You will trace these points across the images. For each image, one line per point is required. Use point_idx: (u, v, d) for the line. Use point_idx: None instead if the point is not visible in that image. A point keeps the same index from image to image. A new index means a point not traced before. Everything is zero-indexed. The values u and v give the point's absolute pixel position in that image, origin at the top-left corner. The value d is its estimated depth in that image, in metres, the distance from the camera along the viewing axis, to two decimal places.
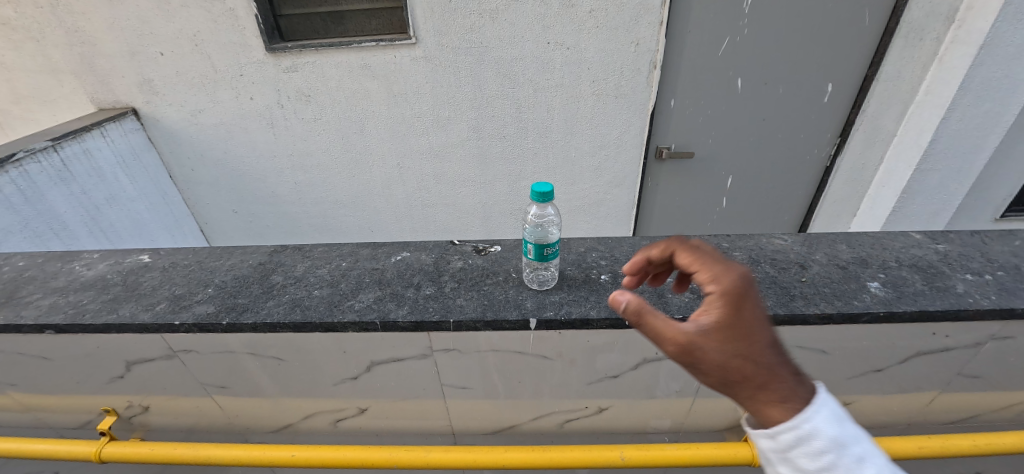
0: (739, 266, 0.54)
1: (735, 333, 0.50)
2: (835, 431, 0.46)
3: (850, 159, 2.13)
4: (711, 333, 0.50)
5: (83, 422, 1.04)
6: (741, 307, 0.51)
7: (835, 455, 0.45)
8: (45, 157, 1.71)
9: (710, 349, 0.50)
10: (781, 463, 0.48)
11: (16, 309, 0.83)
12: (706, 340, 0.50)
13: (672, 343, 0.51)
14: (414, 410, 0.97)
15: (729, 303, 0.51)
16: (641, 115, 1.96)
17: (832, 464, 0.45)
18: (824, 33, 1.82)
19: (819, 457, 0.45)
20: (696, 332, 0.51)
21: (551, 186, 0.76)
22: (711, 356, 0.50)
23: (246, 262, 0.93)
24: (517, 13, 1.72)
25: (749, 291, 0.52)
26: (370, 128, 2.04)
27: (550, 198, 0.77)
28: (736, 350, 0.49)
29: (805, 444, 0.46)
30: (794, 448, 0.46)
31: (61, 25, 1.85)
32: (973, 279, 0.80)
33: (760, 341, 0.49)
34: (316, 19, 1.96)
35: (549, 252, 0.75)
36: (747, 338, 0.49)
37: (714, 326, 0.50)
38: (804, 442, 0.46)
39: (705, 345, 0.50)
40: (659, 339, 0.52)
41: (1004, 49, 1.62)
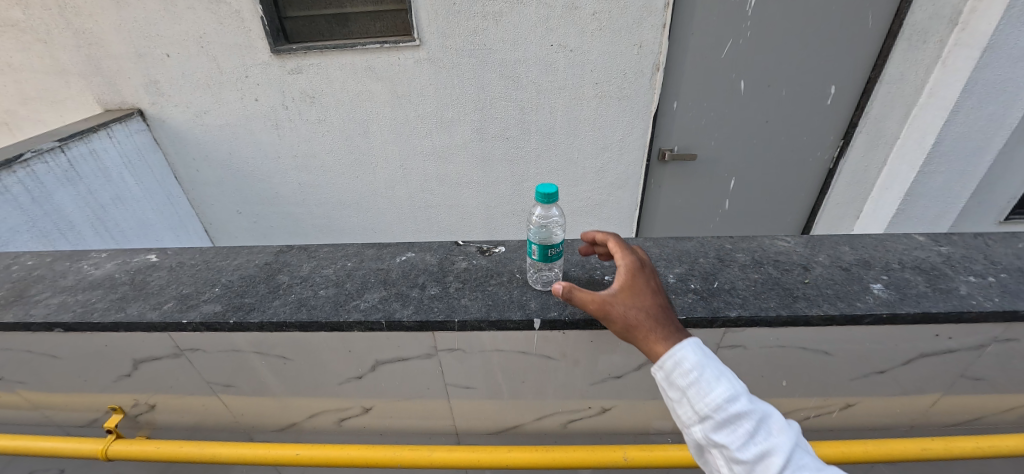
0: (637, 250, 0.72)
1: (635, 293, 0.66)
2: (699, 354, 0.58)
3: (853, 161, 2.13)
4: (620, 294, 0.66)
5: (90, 420, 1.05)
6: (640, 276, 0.68)
7: (699, 373, 0.57)
8: (53, 157, 1.73)
9: (620, 305, 0.65)
10: (664, 387, 0.60)
11: (25, 307, 0.84)
12: (617, 299, 0.65)
13: (596, 307, 0.66)
14: (417, 410, 0.97)
15: (630, 274, 0.68)
16: (644, 117, 1.97)
17: (697, 378, 0.57)
18: (826, 35, 1.83)
19: (688, 376, 0.57)
20: (610, 295, 0.66)
21: (556, 188, 0.77)
22: (623, 310, 0.65)
23: (252, 262, 0.94)
24: (520, 15, 1.73)
25: (644, 263, 0.69)
26: (374, 129, 2.05)
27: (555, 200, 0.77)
28: (635, 305, 0.64)
29: (679, 367, 0.58)
30: (672, 372, 0.58)
31: (69, 27, 1.87)
32: (977, 281, 0.80)
33: (653, 297, 0.65)
34: (321, 21, 1.97)
35: (553, 252, 0.75)
36: (644, 296, 0.65)
37: (620, 289, 0.66)
38: (678, 366, 0.58)
39: (617, 304, 0.65)
40: (589, 306, 0.67)
41: (1008, 51, 1.62)
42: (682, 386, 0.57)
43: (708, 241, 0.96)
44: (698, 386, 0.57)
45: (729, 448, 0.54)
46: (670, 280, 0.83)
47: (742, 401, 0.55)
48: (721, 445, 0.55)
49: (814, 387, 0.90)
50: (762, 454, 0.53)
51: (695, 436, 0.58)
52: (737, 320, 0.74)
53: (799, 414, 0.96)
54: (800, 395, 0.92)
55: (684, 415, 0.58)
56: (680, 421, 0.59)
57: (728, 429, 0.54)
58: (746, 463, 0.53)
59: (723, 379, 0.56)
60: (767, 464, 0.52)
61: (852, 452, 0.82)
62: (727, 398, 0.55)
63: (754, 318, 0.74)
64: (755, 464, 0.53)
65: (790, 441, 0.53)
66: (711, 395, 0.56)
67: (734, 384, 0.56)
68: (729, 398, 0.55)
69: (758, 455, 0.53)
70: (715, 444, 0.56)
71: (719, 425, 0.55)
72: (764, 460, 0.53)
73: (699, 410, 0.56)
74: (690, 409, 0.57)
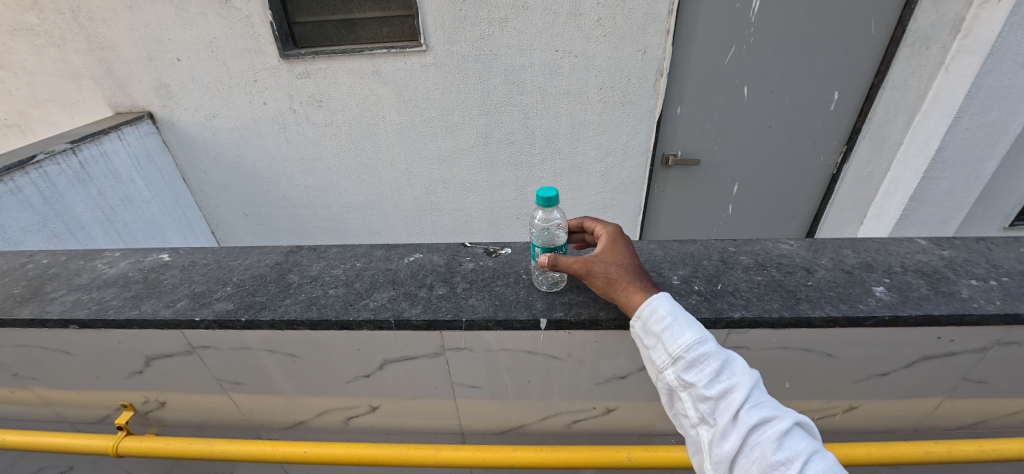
0: (610, 224, 0.81)
1: (613, 256, 0.73)
2: (672, 304, 0.65)
3: (856, 167, 2.14)
4: (597, 255, 0.72)
5: (102, 416, 1.06)
6: (614, 242, 0.76)
7: (671, 319, 0.63)
8: (65, 159, 1.76)
9: (598, 264, 0.71)
10: (641, 335, 0.65)
11: (41, 304, 0.86)
12: (596, 259, 0.72)
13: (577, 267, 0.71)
14: (424, 409, 0.98)
15: (605, 241, 0.76)
16: (648, 123, 1.99)
17: (670, 325, 0.63)
18: (829, 42, 1.84)
19: (662, 322, 0.63)
20: (589, 256, 0.72)
21: (555, 190, 0.77)
22: (602, 267, 0.71)
23: (263, 262, 0.96)
24: (525, 21, 1.76)
25: (617, 233, 0.78)
26: (381, 133, 2.08)
27: (555, 201, 0.78)
28: (615, 263, 0.71)
29: (654, 315, 0.64)
30: (648, 321, 0.64)
31: (83, 31, 1.91)
32: (978, 285, 0.81)
33: (627, 259, 0.73)
34: (329, 27, 2.00)
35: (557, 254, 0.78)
36: (621, 258, 0.73)
37: (599, 252, 0.73)
38: (653, 314, 0.64)
39: (595, 262, 0.71)
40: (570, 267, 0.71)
41: (1011, 58, 1.63)
42: (657, 331, 0.63)
43: (711, 243, 0.97)
44: (671, 331, 0.63)
45: (697, 386, 0.59)
46: (674, 282, 0.84)
47: (710, 345, 0.61)
48: (690, 383, 0.60)
49: (817, 390, 0.91)
50: (725, 390, 0.58)
51: (667, 379, 0.63)
52: (740, 321, 0.75)
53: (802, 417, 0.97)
54: (803, 397, 0.92)
55: (658, 359, 0.63)
56: (654, 367, 0.64)
57: (697, 369, 0.60)
58: (711, 399, 0.58)
59: (692, 326, 0.62)
60: (729, 399, 0.57)
61: (856, 455, 0.83)
62: (696, 341, 0.61)
63: (757, 320, 0.75)
64: (719, 400, 0.58)
65: (751, 379, 0.58)
66: (681, 338, 0.61)
67: (702, 330, 0.62)
68: (698, 340, 0.61)
69: (722, 393, 0.58)
70: (685, 384, 0.60)
71: (688, 364, 0.60)
72: (727, 396, 0.57)
73: (672, 353, 0.62)
74: (664, 352, 0.62)
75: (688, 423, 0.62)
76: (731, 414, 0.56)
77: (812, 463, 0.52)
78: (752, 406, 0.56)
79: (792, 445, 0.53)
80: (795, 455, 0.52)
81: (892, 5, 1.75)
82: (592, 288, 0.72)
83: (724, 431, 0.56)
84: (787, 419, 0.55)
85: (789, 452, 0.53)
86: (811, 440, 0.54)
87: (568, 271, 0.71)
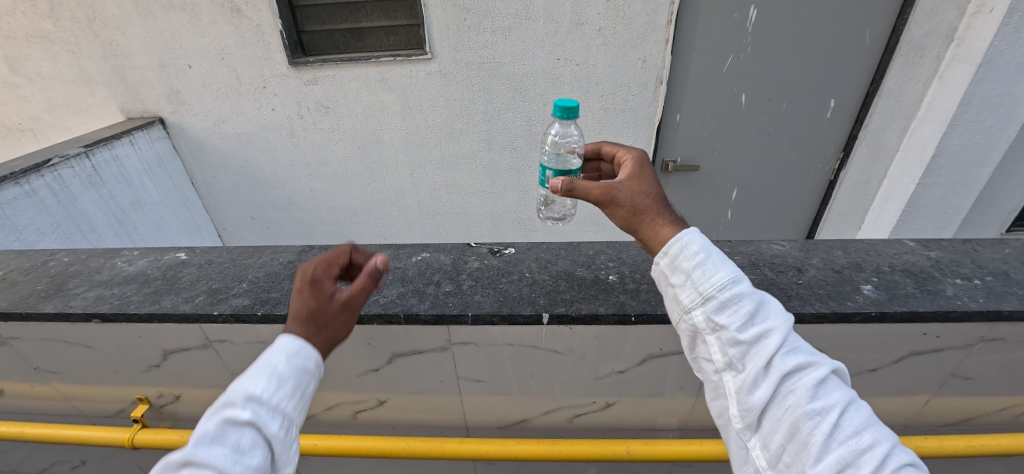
0: (637, 154, 0.80)
1: (638, 186, 0.73)
2: (705, 241, 0.62)
3: (852, 173, 2.18)
4: (620, 184, 0.73)
5: (117, 410, 1.10)
6: (638, 174, 0.76)
7: (704, 255, 0.61)
8: (78, 162, 1.81)
9: (621, 192, 0.72)
10: (668, 273, 0.63)
11: (65, 299, 0.90)
12: (619, 187, 0.72)
13: (598, 194, 0.72)
14: (429, 404, 1.02)
15: (630, 172, 0.76)
16: (648, 129, 2.03)
17: (703, 262, 0.61)
18: (825, 50, 1.89)
19: (694, 258, 0.61)
20: (611, 183, 0.73)
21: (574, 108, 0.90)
22: (624, 196, 0.71)
23: (277, 260, 1.00)
24: (528, 31, 1.81)
25: (644, 164, 0.77)
26: (386, 139, 2.13)
27: (575, 117, 0.90)
28: (638, 193, 0.72)
29: (685, 250, 0.62)
30: (678, 257, 0.62)
31: (98, 39, 1.97)
32: (963, 284, 0.85)
33: (651, 189, 0.73)
34: (337, 35, 2.06)
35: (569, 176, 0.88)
36: (647, 190, 0.73)
37: (623, 181, 0.74)
38: (685, 249, 0.62)
39: (618, 190, 0.72)
40: (590, 195, 0.73)
41: (1003, 67, 1.67)
42: (687, 268, 0.61)
43: None
44: (703, 269, 0.60)
45: (728, 328, 0.57)
46: None
47: (744, 286, 0.59)
48: (721, 325, 0.58)
49: None
50: (760, 334, 0.56)
51: (694, 320, 0.60)
52: None
53: None
54: None
55: (685, 298, 0.61)
56: (679, 307, 0.62)
57: (730, 310, 0.57)
58: (743, 343, 0.56)
59: (726, 264, 0.60)
60: (763, 344, 0.55)
61: None
62: (731, 280, 0.59)
63: None
64: (751, 344, 0.56)
65: (787, 325, 0.56)
66: (715, 278, 0.59)
67: (736, 270, 0.60)
68: (731, 280, 0.59)
69: (756, 337, 0.56)
70: (715, 326, 0.58)
71: (721, 305, 0.58)
72: (761, 340, 0.55)
73: (703, 292, 0.59)
74: (694, 291, 0.60)
75: (711, 369, 0.60)
76: (766, 358, 0.54)
77: (847, 412, 0.50)
78: (787, 352, 0.54)
79: (829, 395, 0.52)
80: (832, 404, 0.51)
81: (886, 15, 1.80)
82: (614, 216, 0.73)
83: (756, 376, 0.54)
84: (822, 367, 0.53)
85: (825, 401, 0.51)
86: (845, 389, 0.53)
87: (590, 197, 0.73)
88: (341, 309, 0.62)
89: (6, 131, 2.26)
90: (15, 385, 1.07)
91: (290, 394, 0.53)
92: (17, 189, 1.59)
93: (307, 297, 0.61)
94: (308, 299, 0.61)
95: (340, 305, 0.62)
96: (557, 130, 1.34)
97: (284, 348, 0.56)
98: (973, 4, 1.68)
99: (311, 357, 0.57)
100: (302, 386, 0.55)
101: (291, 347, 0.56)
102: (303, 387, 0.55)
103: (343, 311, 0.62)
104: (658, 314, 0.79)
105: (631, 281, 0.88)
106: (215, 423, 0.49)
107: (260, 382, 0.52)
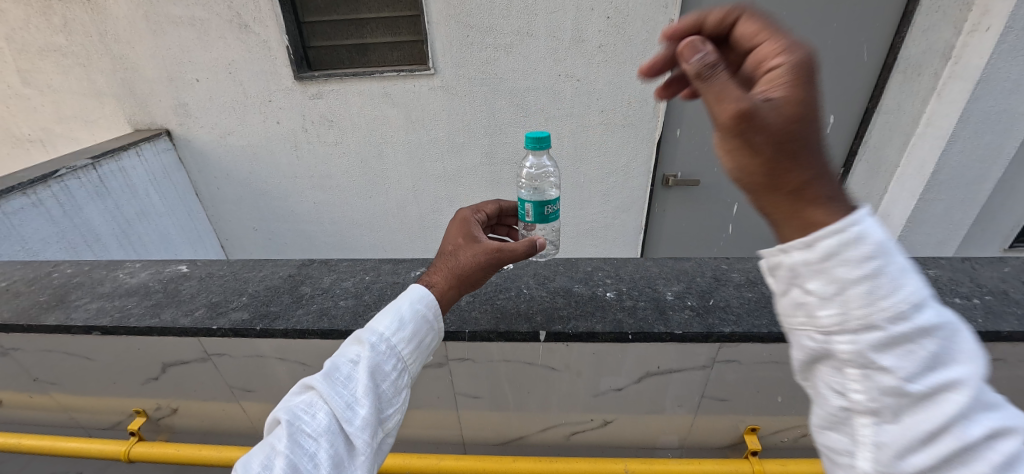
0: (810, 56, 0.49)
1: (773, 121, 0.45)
2: (883, 236, 0.41)
3: (853, 188, 2.19)
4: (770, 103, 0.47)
5: (115, 422, 1.10)
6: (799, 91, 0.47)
7: (881, 262, 0.40)
8: (85, 174, 1.84)
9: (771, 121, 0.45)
10: (809, 275, 0.43)
11: (67, 311, 0.91)
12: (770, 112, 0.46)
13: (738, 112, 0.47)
14: (427, 419, 1.02)
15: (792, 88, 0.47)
16: (648, 144, 2.05)
17: (878, 274, 0.40)
18: (822, 67, 1.91)
19: (865, 265, 0.41)
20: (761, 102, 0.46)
21: (545, 134, 0.92)
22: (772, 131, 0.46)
23: (277, 274, 1.01)
24: (530, 47, 1.85)
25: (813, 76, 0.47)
26: (388, 152, 2.15)
27: (545, 149, 0.93)
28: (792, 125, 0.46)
29: (853, 249, 0.41)
30: (838, 256, 0.42)
31: (108, 53, 2.02)
32: (962, 303, 0.85)
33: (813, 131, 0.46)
34: (343, 50, 2.10)
35: (549, 211, 0.85)
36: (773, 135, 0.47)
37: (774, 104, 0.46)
38: (853, 247, 0.41)
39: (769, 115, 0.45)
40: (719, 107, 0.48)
41: (1001, 85, 1.68)
42: (854, 277, 0.41)
43: (705, 262, 1.02)
44: (878, 282, 0.40)
45: (892, 371, 0.40)
46: (668, 298, 0.88)
47: (929, 312, 0.40)
48: (884, 365, 0.40)
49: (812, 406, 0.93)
50: (939, 384, 0.40)
51: (837, 346, 0.43)
52: (731, 335, 0.79)
53: (796, 431, 0.98)
54: (797, 413, 0.94)
55: (824, 318, 0.43)
56: (816, 325, 0.44)
57: (900, 348, 0.40)
58: (909, 394, 0.40)
59: (911, 278, 0.41)
60: (944, 399, 0.39)
61: None
62: (917, 305, 0.40)
63: (748, 334, 0.79)
64: (923, 395, 0.40)
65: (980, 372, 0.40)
66: (895, 296, 0.40)
67: (919, 286, 0.41)
68: (917, 304, 0.40)
69: (930, 386, 0.40)
70: (874, 365, 0.41)
71: (890, 339, 0.40)
72: (939, 395, 0.39)
73: (868, 317, 0.41)
74: (852, 310, 0.41)
75: (836, 403, 0.45)
76: (942, 420, 0.38)
77: None
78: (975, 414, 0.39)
79: None
80: None
81: (884, 32, 1.82)
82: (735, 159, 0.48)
83: (919, 436, 0.39)
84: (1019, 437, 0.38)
85: None
86: None
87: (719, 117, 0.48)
88: (480, 251, 0.75)
89: (16, 142, 2.30)
90: (15, 396, 1.08)
91: (404, 340, 0.64)
92: (24, 199, 1.62)
93: (458, 237, 0.80)
94: (458, 237, 0.80)
95: (480, 248, 0.75)
96: (531, 163, 1.33)
97: (410, 296, 0.69)
98: (970, 22, 1.70)
99: (431, 305, 0.69)
100: (415, 336, 0.66)
101: (416, 294, 0.69)
102: (416, 337, 0.66)
103: (481, 253, 0.74)
104: (654, 332, 0.79)
105: (628, 298, 0.88)
106: (351, 350, 0.63)
107: (385, 325, 0.64)
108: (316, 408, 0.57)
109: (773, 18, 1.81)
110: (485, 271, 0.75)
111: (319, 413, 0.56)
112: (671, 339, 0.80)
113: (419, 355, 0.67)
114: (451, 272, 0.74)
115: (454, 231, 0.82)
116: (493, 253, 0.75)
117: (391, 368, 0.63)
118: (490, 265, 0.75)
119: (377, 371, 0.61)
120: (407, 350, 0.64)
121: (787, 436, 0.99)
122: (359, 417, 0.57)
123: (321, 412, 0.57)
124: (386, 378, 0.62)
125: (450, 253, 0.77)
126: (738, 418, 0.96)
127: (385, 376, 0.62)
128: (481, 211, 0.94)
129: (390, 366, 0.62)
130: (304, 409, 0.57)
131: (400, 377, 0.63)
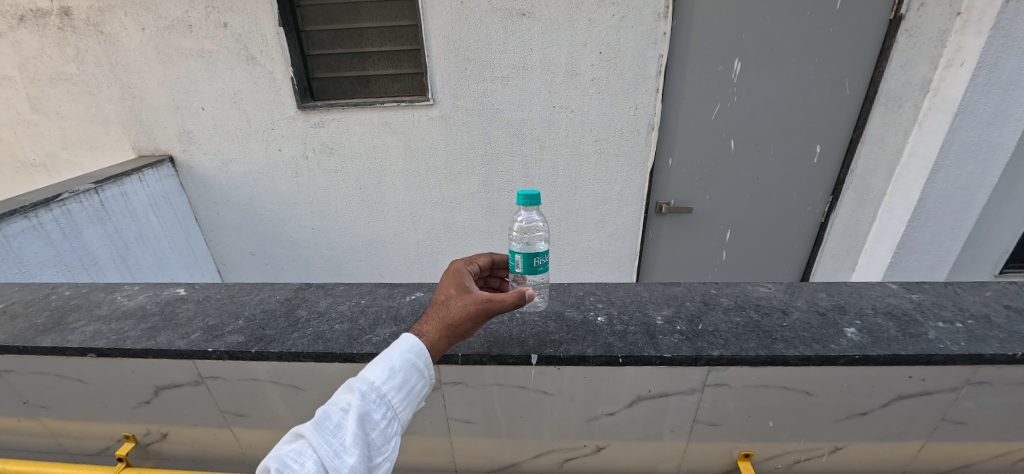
0: None
1: None
2: None
3: (841, 214, 2.23)
4: None
5: (103, 448, 1.08)
6: None
7: None
8: (87, 197, 1.86)
9: None
10: None
11: (63, 334, 0.91)
12: None
13: None
14: (420, 446, 1.01)
15: None
16: (641, 172, 2.11)
17: None
18: (807, 99, 2.00)
19: None
20: None
21: (535, 191, 0.96)
22: None
23: (274, 297, 1.02)
24: (526, 80, 1.93)
25: None
26: (387, 180, 2.20)
27: (536, 205, 0.97)
28: None
29: None
30: None
31: (116, 82, 2.09)
32: (945, 327, 0.87)
33: None
34: (345, 82, 2.18)
35: (537, 263, 0.87)
36: None
37: None
38: None
39: None
40: None
41: (979, 115, 1.76)
42: None
43: (695, 286, 1.05)
44: None
45: None
46: (658, 322, 0.90)
47: None
48: None
49: (804, 430, 0.93)
50: None
51: None
52: (719, 359, 0.81)
53: (789, 457, 0.98)
54: (788, 439, 0.94)
55: None
56: None
57: None
58: None
59: None
60: None
61: None
62: None
63: (735, 358, 0.81)
64: None
65: None
66: None
67: None
68: None
69: None
70: None
71: None
72: None
73: None
74: None
75: None
76: None
77: None
78: None
79: None
80: None
81: (863, 68, 1.92)
82: None
83: None
84: None
85: None
86: None
87: None
88: (472, 302, 0.77)
89: (21, 167, 2.34)
90: (4, 421, 1.06)
91: (394, 389, 0.68)
92: (24, 222, 1.64)
93: (451, 285, 0.82)
94: (451, 287, 0.81)
95: (472, 298, 0.77)
96: (524, 216, 1.29)
97: (402, 345, 0.71)
98: (945, 58, 1.80)
99: (422, 355, 0.71)
100: (405, 385, 0.69)
101: (407, 343, 0.72)
102: (406, 386, 0.69)
103: (472, 305, 0.76)
104: (644, 354, 0.81)
105: (618, 322, 0.90)
106: (343, 398, 0.66)
107: (377, 373, 0.67)
108: (306, 456, 0.60)
109: (758, 53, 1.91)
110: (476, 321, 0.77)
111: (308, 462, 0.59)
112: (661, 363, 0.82)
113: (409, 403, 0.70)
114: (442, 323, 0.75)
115: (446, 279, 0.83)
116: (483, 303, 0.76)
117: (381, 416, 0.66)
118: (479, 316, 0.77)
119: (366, 420, 0.65)
120: (397, 399, 0.68)
121: (782, 463, 0.99)
122: (347, 465, 0.60)
123: (310, 460, 0.60)
124: (376, 427, 0.65)
125: (440, 302, 0.79)
126: (733, 444, 0.95)
127: (375, 425, 0.65)
128: (474, 261, 0.93)
129: (380, 415, 0.66)
130: (293, 457, 0.60)
131: (390, 425, 0.67)
